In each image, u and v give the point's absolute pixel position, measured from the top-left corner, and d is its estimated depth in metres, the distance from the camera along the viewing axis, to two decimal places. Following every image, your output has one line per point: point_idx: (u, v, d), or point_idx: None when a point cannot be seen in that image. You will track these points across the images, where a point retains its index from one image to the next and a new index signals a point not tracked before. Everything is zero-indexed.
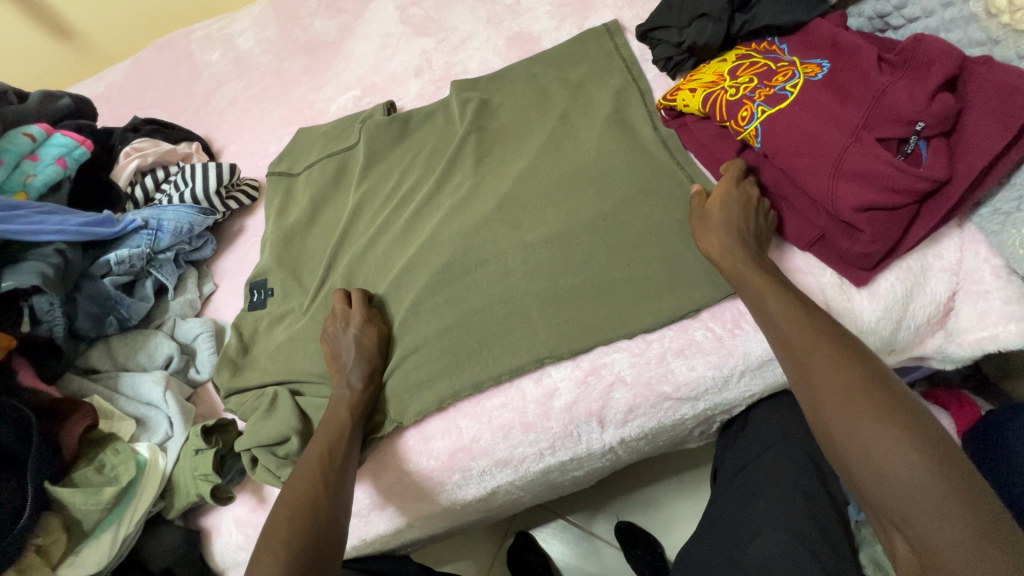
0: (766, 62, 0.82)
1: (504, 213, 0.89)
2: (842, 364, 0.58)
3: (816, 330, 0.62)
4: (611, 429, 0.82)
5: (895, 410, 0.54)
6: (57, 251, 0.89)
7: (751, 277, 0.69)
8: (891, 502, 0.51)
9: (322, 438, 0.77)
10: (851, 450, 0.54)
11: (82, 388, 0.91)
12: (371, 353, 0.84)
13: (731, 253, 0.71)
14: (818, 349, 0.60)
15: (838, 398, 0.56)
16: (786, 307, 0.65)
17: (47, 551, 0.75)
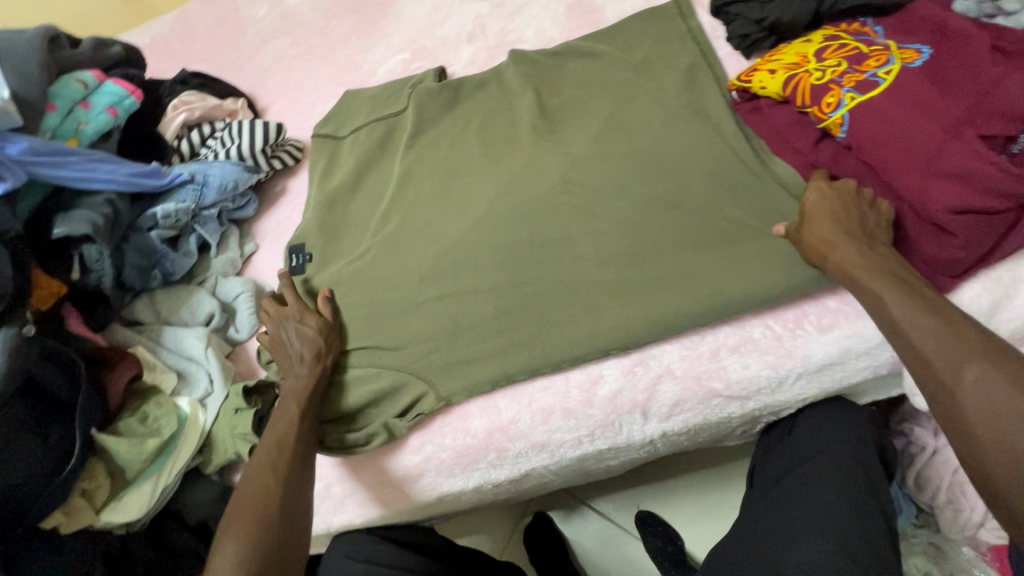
0: (857, 45, 0.76)
1: (559, 193, 0.86)
2: (998, 379, 0.53)
3: (962, 339, 0.57)
4: (654, 421, 0.80)
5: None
6: (107, 200, 0.89)
7: (872, 275, 0.64)
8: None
9: (277, 428, 0.78)
10: (1007, 476, 0.51)
11: (127, 338, 0.91)
12: (319, 342, 0.86)
13: (836, 252, 0.67)
14: (969, 364, 0.55)
15: (994, 422, 0.52)
16: (927, 314, 0.59)
17: (91, 495, 0.76)
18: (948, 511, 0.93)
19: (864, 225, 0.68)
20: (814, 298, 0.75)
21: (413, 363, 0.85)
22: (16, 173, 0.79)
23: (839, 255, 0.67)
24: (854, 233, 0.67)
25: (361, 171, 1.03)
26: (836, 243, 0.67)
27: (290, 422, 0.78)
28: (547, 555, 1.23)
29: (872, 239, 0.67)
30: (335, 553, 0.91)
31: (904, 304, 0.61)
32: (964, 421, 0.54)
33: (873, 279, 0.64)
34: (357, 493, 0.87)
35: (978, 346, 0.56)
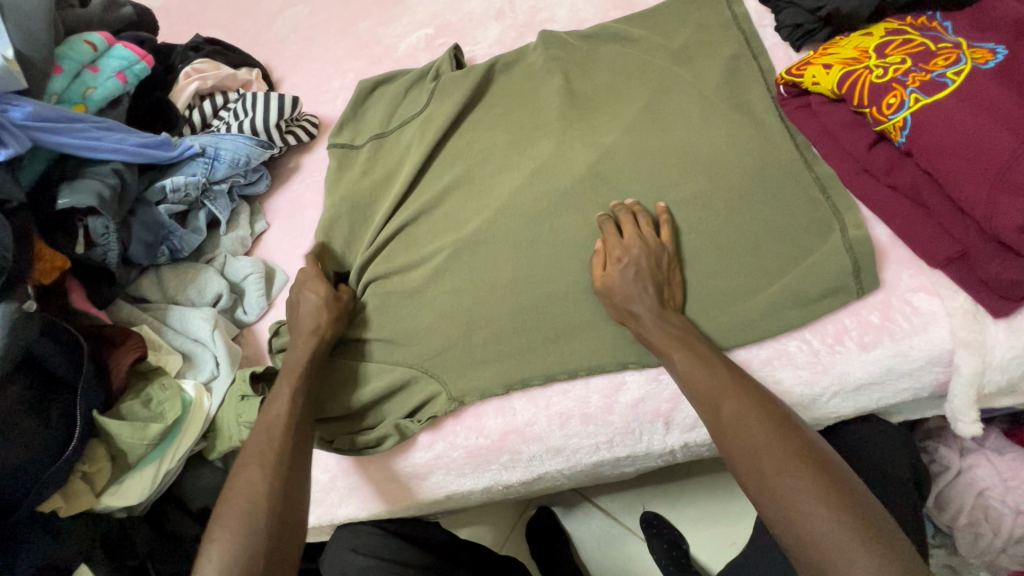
0: (923, 41, 0.70)
1: (590, 189, 0.82)
2: (749, 415, 0.61)
3: (724, 379, 0.64)
4: (676, 432, 0.76)
5: (803, 458, 0.57)
6: (114, 171, 0.85)
7: (665, 342, 0.68)
8: (804, 548, 0.53)
9: (262, 436, 0.70)
10: (761, 496, 0.57)
11: (132, 315, 0.88)
12: (324, 313, 0.81)
13: (639, 317, 0.70)
14: (725, 400, 0.62)
15: (753, 450, 0.58)
16: (691, 355, 0.67)
17: (92, 478, 0.74)
18: (969, 534, 0.90)
19: (665, 282, 0.72)
20: (857, 310, 0.69)
21: (429, 357, 0.82)
22: (18, 138, 0.75)
23: (641, 319, 0.70)
24: (649, 286, 0.71)
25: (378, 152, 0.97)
26: (619, 287, 0.72)
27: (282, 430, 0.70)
28: (549, 551, 1.21)
29: (667, 299, 0.72)
30: (338, 547, 0.88)
31: (675, 350, 0.67)
32: (727, 451, 0.61)
33: (670, 346, 0.68)
34: (364, 488, 0.84)
35: (733, 384, 0.64)
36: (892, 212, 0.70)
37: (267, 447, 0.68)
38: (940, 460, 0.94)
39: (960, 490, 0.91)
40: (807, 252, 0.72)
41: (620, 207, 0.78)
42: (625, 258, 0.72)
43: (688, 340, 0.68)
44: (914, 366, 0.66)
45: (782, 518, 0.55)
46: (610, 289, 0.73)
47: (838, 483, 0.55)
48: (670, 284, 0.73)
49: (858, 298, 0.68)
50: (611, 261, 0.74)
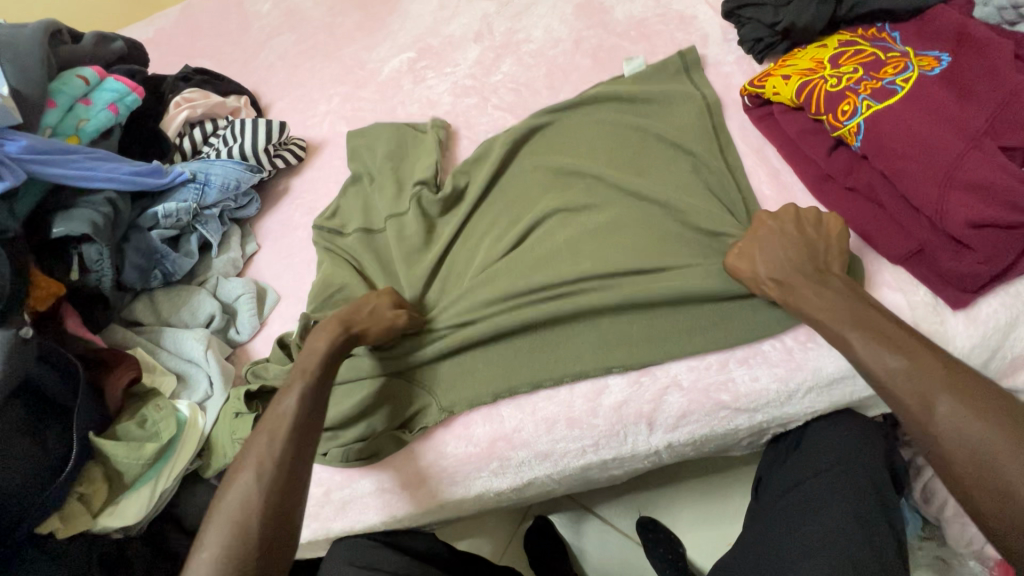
0: (874, 52, 0.74)
1: (570, 203, 0.88)
2: (968, 409, 0.54)
3: (933, 370, 0.57)
4: (659, 432, 0.78)
5: (963, 394, 0.55)
6: (107, 200, 0.88)
7: (826, 312, 0.65)
8: (971, 480, 0.52)
9: (269, 425, 0.70)
10: (926, 434, 0.56)
11: (126, 339, 0.90)
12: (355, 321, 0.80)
13: (791, 285, 0.69)
14: (862, 340, 0.61)
15: (906, 390, 0.57)
16: (834, 306, 0.65)
17: (89, 499, 0.75)
18: (955, 524, 0.91)
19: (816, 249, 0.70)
20: None
21: (416, 368, 0.84)
22: (14, 170, 0.78)
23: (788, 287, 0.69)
24: (799, 256, 0.70)
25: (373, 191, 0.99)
26: (762, 254, 0.72)
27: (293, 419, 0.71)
28: (547, 559, 1.21)
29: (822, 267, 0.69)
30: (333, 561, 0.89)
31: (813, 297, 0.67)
32: (882, 392, 0.60)
33: (844, 324, 0.63)
34: (357, 500, 0.85)
35: (942, 374, 0.57)
36: (854, 212, 0.73)
37: (272, 440, 0.69)
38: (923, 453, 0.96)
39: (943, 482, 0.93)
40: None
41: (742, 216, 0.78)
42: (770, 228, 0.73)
43: (857, 310, 0.64)
44: None
45: (944, 453, 0.54)
46: (749, 255, 0.73)
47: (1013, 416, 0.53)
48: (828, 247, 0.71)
49: None
50: (758, 236, 0.74)
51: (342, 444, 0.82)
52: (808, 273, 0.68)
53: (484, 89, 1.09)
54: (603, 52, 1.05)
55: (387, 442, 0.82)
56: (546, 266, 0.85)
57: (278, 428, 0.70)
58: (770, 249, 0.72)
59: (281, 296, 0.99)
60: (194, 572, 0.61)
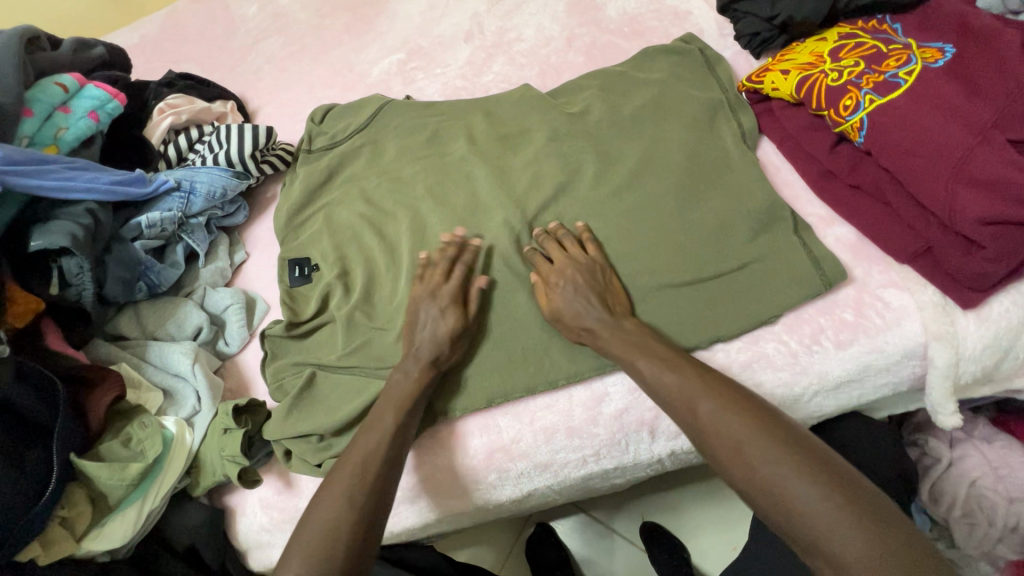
0: (875, 44, 0.72)
1: (562, 202, 0.85)
2: (729, 413, 0.61)
3: (704, 383, 0.64)
4: (662, 440, 0.76)
5: (782, 445, 0.57)
6: (88, 211, 0.85)
7: (622, 349, 0.70)
8: (805, 537, 0.53)
9: (350, 473, 0.67)
10: (758, 487, 0.57)
11: (111, 353, 0.87)
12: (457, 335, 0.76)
13: (591, 329, 0.72)
14: (700, 400, 0.63)
15: (732, 444, 0.59)
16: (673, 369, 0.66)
17: (72, 523, 0.72)
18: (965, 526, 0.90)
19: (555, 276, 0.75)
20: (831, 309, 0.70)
21: None
22: None
23: (596, 333, 0.72)
24: (589, 298, 0.73)
25: (367, 196, 0.96)
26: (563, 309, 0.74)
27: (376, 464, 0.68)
28: (550, 568, 1.18)
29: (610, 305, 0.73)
30: None
31: (658, 368, 0.67)
32: (715, 450, 0.60)
33: (630, 351, 0.69)
34: None
35: (703, 384, 0.64)
36: (860, 213, 0.71)
37: (353, 484, 0.66)
38: (931, 453, 0.94)
39: (952, 481, 0.91)
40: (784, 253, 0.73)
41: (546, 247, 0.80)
42: (557, 284, 0.75)
43: (644, 342, 0.70)
44: (890, 361, 0.67)
45: (756, 488, 0.57)
46: (557, 314, 0.75)
47: (830, 466, 0.55)
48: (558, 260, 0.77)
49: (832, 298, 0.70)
50: (548, 286, 0.76)
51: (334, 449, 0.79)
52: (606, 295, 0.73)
53: (475, 90, 1.07)
54: (596, 49, 1.03)
55: None
56: None
57: (363, 474, 0.67)
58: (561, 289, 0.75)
59: (271, 306, 0.97)
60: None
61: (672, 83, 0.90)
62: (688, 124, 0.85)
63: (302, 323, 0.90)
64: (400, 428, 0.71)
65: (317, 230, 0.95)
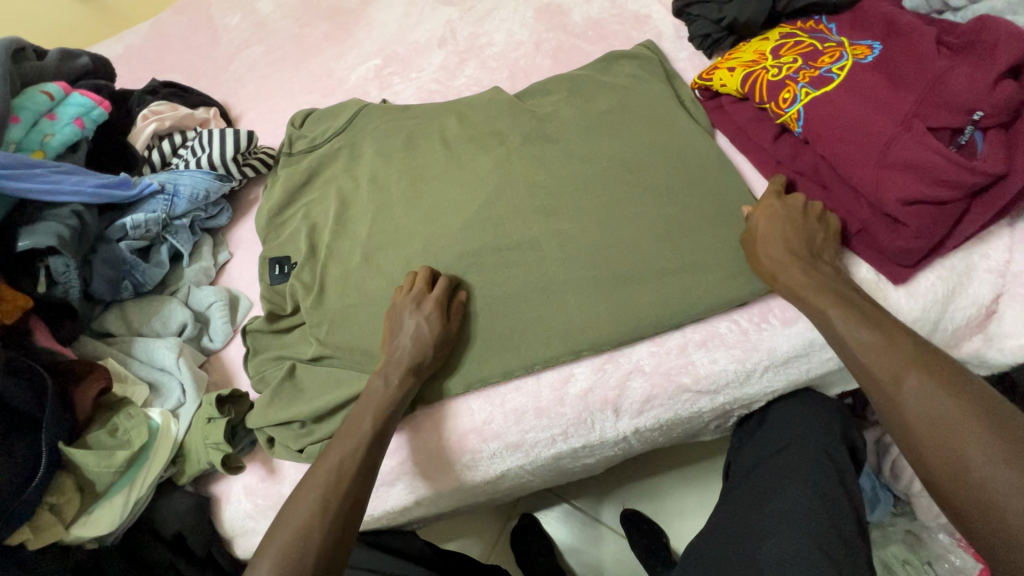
0: (812, 42, 0.78)
1: (530, 197, 0.90)
2: (940, 391, 0.56)
3: (920, 354, 0.59)
4: (626, 418, 0.80)
5: (992, 427, 0.53)
6: (74, 212, 0.88)
7: (816, 296, 0.67)
8: (993, 528, 0.50)
9: (330, 473, 0.70)
10: (948, 471, 0.54)
11: (97, 349, 0.91)
12: (428, 347, 0.78)
13: (785, 262, 0.70)
14: (910, 373, 0.58)
15: (938, 426, 0.55)
16: (911, 350, 0.60)
17: (60, 510, 0.75)
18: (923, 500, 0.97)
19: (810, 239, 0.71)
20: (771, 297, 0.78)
21: None
22: None
23: (787, 271, 0.70)
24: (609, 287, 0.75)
25: (345, 196, 1.00)
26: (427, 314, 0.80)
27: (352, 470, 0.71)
28: (534, 557, 1.21)
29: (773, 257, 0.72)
30: None
31: (877, 341, 0.62)
32: (915, 429, 0.57)
33: (825, 301, 0.66)
34: None
35: (917, 357, 0.59)
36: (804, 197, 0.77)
37: (330, 482, 0.70)
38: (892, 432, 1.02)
39: None
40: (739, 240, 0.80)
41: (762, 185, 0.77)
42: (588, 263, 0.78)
43: (841, 294, 0.66)
44: None
45: (951, 472, 0.53)
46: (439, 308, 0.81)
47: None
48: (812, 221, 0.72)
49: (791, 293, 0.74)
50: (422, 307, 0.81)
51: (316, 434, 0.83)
52: (805, 247, 0.71)
53: (449, 93, 1.12)
54: (563, 52, 1.08)
55: None
56: (513, 261, 0.87)
57: (339, 476, 0.70)
58: (776, 224, 0.73)
59: (253, 303, 1.00)
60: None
61: (632, 83, 0.95)
62: (646, 122, 0.91)
63: (281, 321, 0.94)
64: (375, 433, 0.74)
65: (297, 229, 0.99)
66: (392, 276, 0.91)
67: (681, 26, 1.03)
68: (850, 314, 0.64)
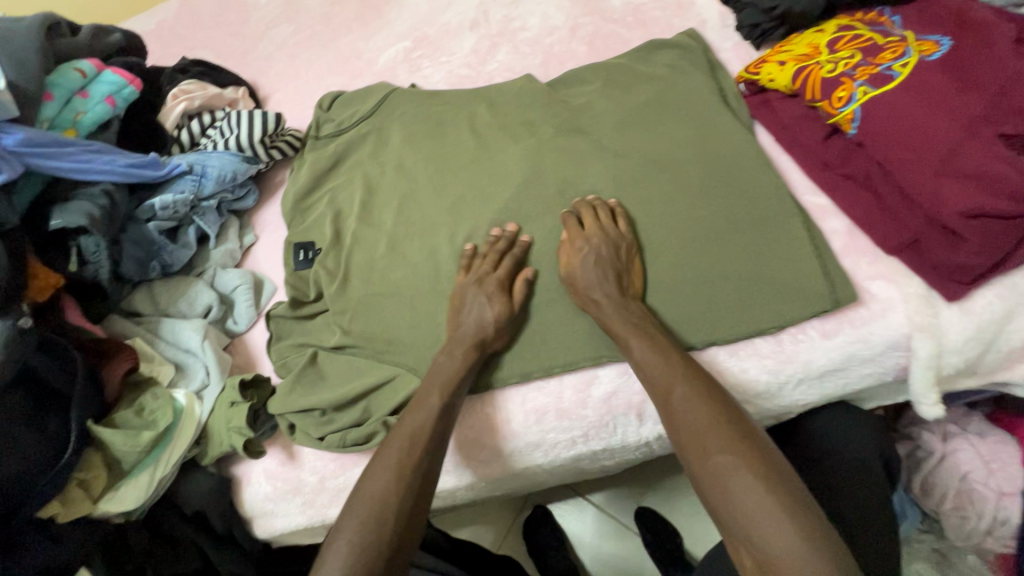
0: (873, 36, 0.73)
1: (559, 193, 0.87)
2: (739, 466, 0.58)
3: (724, 425, 0.61)
4: (649, 424, 0.79)
5: (743, 441, 0.60)
6: (104, 192, 0.89)
7: (623, 328, 0.71)
8: (738, 527, 0.56)
9: (402, 441, 0.70)
10: (751, 545, 0.55)
11: (125, 329, 0.92)
12: (608, 272, 0.75)
13: (601, 304, 0.74)
14: (677, 385, 0.65)
15: (698, 434, 0.61)
16: (683, 368, 0.67)
17: (89, 485, 0.77)
18: (955, 518, 0.92)
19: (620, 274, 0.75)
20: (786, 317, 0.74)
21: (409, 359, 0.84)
22: (11, 165, 0.78)
23: (602, 305, 0.74)
24: (607, 274, 0.75)
25: (370, 184, 0.99)
26: (579, 277, 0.76)
27: (428, 436, 0.70)
28: (545, 549, 1.21)
29: (626, 287, 0.75)
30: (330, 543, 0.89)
31: (653, 360, 0.68)
32: (675, 435, 0.63)
33: (630, 334, 0.71)
34: (355, 486, 0.84)
35: (727, 429, 0.61)
36: (855, 202, 0.73)
37: (402, 462, 0.68)
38: (924, 445, 0.96)
39: (944, 474, 0.93)
40: (785, 240, 0.74)
41: (571, 216, 0.81)
42: (583, 247, 0.77)
43: (645, 326, 0.71)
44: (875, 352, 0.69)
45: (749, 546, 0.55)
46: (571, 278, 0.77)
47: (775, 463, 0.59)
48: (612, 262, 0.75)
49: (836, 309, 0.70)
50: (573, 249, 0.78)
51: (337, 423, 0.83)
52: (609, 287, 0.74)
53: (479, 78, 1.08)
54: (599, 39, 1.03)
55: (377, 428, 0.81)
56: (540, 258, 0.84)
57: (410, 452, 0.69)
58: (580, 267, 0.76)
59: (277, 287, 1.01)
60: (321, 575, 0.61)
61: (673, 76, 0.91)
62: (685, 117, 0.87)
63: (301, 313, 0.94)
64: (445, 399, 0.73)
65: (322, 215, 0.98)
66: (415, 268, 0.89)
67: (727, 14, 0.97)
68: (672, 372, 0.67)
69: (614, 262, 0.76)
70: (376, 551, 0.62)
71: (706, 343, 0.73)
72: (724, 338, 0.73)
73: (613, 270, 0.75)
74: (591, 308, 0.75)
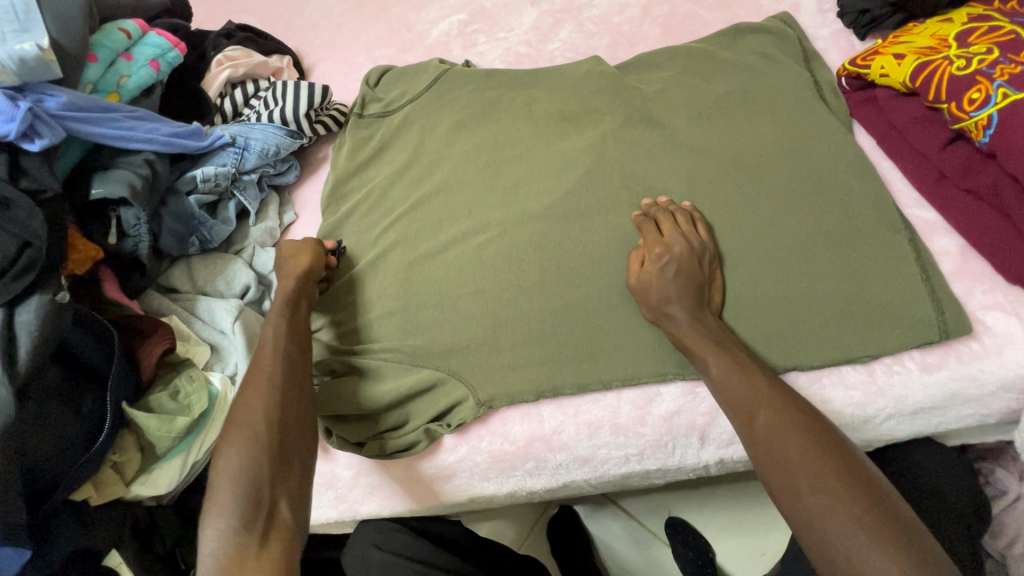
0: (1013, 30, 0.67)
1: (625, 189, 0.80)
2: (839, 507, 0.52)
3: (817, 456, 0.55)
4: (711, 447, 0.72)
5: (843, 475, 0.54)
6: (145, 161, 0.85)
7: (700, 344, 0.65)
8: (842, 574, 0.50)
9: (263, 369, 0.68)
10: None
11: (163, 305, 0.89)
12: (693, 286, 0.68)
13: (674, 316, 0.67)
14: (760, 410, 0.59)
15: (788, 466, 0.56)
16: (768, 391, 0.61)
17: (122, 468, 0.74)
18: None
19: (699, 287, 0.68)
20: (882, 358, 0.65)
21: (453, 359, 0.79)
22: (52, 128, 0.74)
23: (677, 321, 0.67)
24: (687, 288, 0.68)
25: (418, 167, 0.93)
26: (654, 286, 0.69)
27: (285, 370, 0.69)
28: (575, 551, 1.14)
29: (704, 301, 0.68)
30: (360, 541, 0.86)
31: (734, 381, 0.62)
32: (763, 468, 0.57)
33: (708, 350, 0.64)
34: (388, 487, 0.80)
35: (822, 462, 0.55)
36: (972, 222, 0.66)
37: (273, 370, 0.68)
38: (996, 484, 0.86)
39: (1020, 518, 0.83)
40: (881, 261, 0.67)
41: (644, 220, 0.74)
42: (660, 256, 0.69)
43: (725, 343, 0.65)
44: (982, 392, 0.62)
45: None
46: (644, 286, 0.70)
47: (883, 502, 0.52)
48: (696, 272, 0.69)
49: (942, 343, 0.63)
50: (649, 257, 0.71)
51: (383, 427, 0.79)
52: (699, 298, 0.68)
53: (539, 58, 1.00)
54: (675, 21, 0.95)
55: (425, 435, 0.77)
56: (600, 260, 0.78)
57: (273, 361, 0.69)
58: (656, 281, 0.69)
59: None
60: (215, 495, 0.59)
61: (761, 67, 0.82)
62: (772, 113, 0.79)
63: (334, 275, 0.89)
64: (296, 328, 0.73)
65: (368, 199, 0.93)
66: (464, 260, 0.83)
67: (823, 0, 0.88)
68: (754, 395, 0.61)
69: (699, 273, 0.69)
70: (253, 479, 0.60)
71: (788, 367, 0.66)
72: (810, 363, 0.65)
73: (695, 281, 0.68)
74: (668, 324, 0.68)
